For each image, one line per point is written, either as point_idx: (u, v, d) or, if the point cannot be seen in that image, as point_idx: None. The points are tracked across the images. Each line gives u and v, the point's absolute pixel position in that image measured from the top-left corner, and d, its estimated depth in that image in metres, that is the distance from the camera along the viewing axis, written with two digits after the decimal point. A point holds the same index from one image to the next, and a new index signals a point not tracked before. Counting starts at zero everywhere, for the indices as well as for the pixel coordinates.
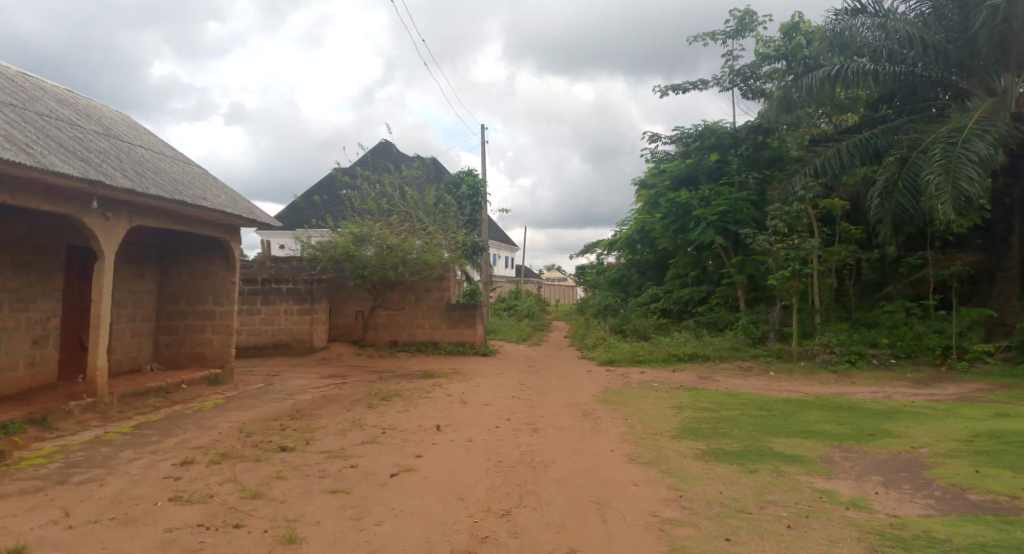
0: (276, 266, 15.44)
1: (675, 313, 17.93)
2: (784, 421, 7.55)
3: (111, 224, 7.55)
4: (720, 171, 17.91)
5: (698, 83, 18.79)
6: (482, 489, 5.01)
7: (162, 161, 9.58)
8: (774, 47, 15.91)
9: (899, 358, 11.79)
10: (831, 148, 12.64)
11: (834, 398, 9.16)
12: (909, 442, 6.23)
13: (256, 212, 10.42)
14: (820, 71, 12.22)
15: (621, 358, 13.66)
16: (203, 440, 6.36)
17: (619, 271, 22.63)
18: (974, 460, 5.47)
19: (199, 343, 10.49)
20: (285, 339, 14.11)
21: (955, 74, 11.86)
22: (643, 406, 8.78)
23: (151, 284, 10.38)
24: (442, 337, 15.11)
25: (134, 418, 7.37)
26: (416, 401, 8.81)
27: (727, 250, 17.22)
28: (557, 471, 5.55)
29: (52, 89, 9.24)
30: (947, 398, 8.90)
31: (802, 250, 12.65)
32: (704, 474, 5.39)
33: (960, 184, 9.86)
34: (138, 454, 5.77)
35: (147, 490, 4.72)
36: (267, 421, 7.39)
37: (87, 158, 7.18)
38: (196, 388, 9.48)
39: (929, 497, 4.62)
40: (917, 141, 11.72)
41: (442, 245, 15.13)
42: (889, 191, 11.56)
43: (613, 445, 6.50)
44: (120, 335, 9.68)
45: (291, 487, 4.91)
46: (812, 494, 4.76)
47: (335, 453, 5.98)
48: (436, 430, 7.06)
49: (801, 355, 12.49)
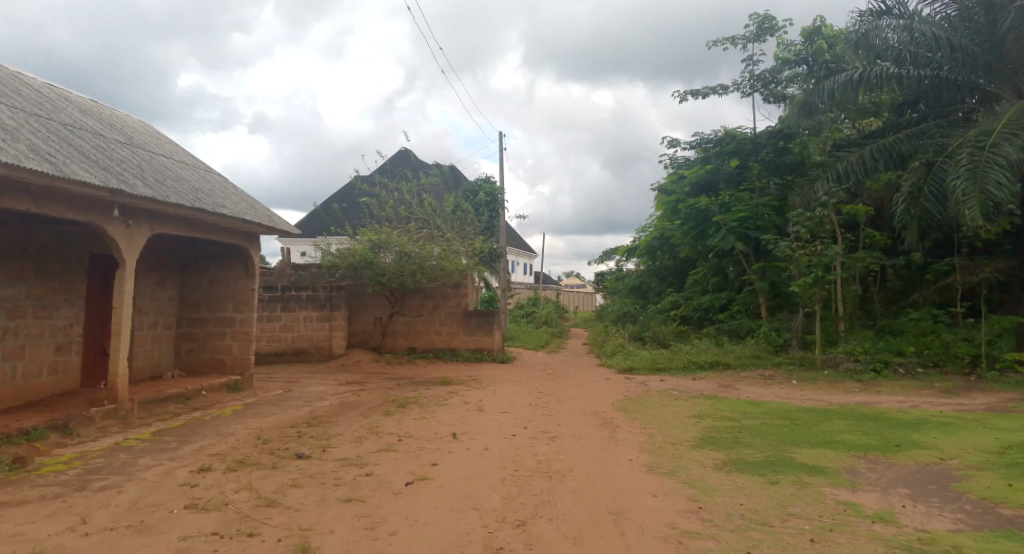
0: (296, 273, 15.55)
1: (695, 320, 17.71)
2: (808, 430, 7.38)
3: (132, 232, 7.66)
4: (740, 176, 17.70)
5: (718, 88, 18.63)
6: (497, 499, 4.95)
7: (183, 170, 9.71)
8: (795, 51, 15.70)
9: (926, 367, 11.51)
10: (855, 153, 12.43)
11: (859, 407, 8.94)
12: (937, 454, 6.05)
13: (275, 219, 10.52)
14: (843, 75, 12.03)
15: (640, 366, 13.50)
16: (220, 447, 6.38)
17: (638, 278, 22.45)
18: (1005, 472, 5.29)
19: (219, 349, 10.58)
20: (304, 346, 14.19)
21: (982, 77, 11.61)
22: (662, 414, 8.68)
23: (171, 290, 10.50)
24: (459, 344, 15.10)
25: (153, 424, 7.44)
26: (433, 409, 8.78)
27: (748, 257, 16.98)
28: (574, 481, 5.46)
29: (76, 100, 9.41)
30: (976, 408, 8.66)
31: (825, 257, 12.43)
32: (724, 485, 5.28)
33: (987, 189, 9.63)
34: (156, 461, 5.81)
35: (163, 498, 4.73)
36: (284, 429, 7.40)
37: (109, 167, 7.29)
38: (215, 394, 9.55)
39: (959, 512, 4.46)
40: (943, 145, 11.48)
41: (460, 252, 15.13)
42: (915, 197, 11.33)
43: (631, 454, 6.41)
44: (142, 341, 9.79)
45: (306, 495, 4.90)
46: (836, 507, 4.63)
47: (350, 461, 5.97)
48: (452, 438, 7.02)
49: (824, 363, 12.26)
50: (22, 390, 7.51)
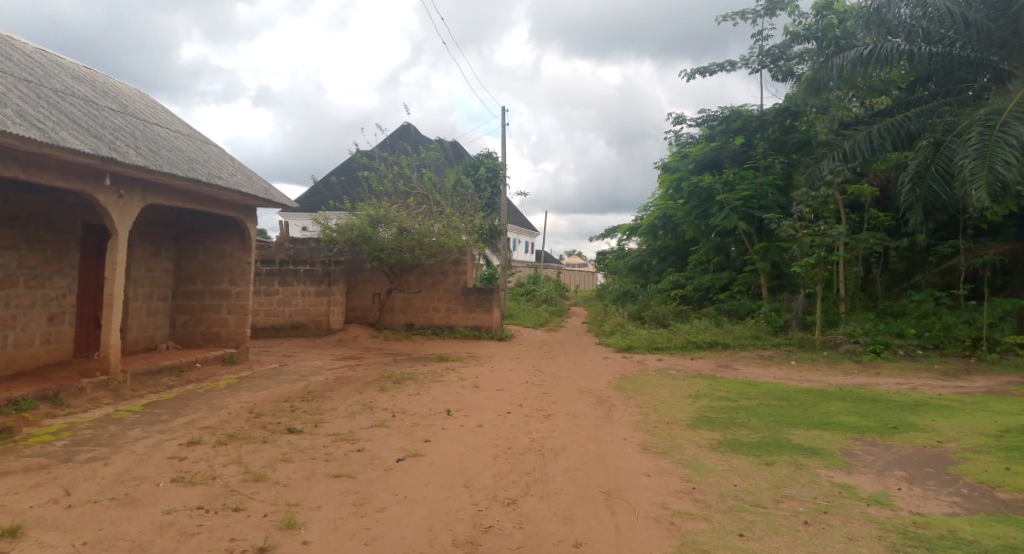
0: (294, 247, 15.46)
1: (695, 300, 17.62)
2: (805, 411, 7.32)
3: (124, 202, 7.53)
4: (744, 155, 17.45)
5: (725, 64, 18.29)
6: (489, 477, 4.90)
7: (178, 139, 9.54)
8: (805, 25, 15.34)
9: (926, 349, 11.45)
10: (862, 132, 12.23)
11: (857, 388, 8.91)
12: (935, 437, 5.97)
13: (272, 192, 10.38)
14: (852, 52, 11.77)
15: (638, 345, 13.45)
16: (211, 421, 6.32)
17: (640, 256, 22.35)
18: (1004, 456, 5.21)
19: (214, 322, 10.52)
20: (302, 321, 14.14)
21: (995, 55, 11.33)
22: (659, 393, 8.63)
23: (167, 262, 10.40)
24: (458, 321, 15.03)
25: (146, 396, 7.39)
26: (428, 385, 8.72)
27: (750, 236, 16.83)
28: (567, 459, 5.42)
29: (70, 66, 9.23)
30: (975, 390, 8.60)
31: (828, 237, 12.26)
32: (718, 465, 5.22)
33: (996, 169, 9.46)
34: (146, 433, 5.76)
35: (150, 470, 4.69)
36: (277, 403, 7.35)
37: (101, 135, 7.13)
38: (210, 366, 9.51)
39: (955, 495, 4.38)
40: (952, 124, 11.27)
41: (460, 228, 14.98)
42: (921, 176, 11.14)
43: (626, 433, 6.36)
44: (136, 313, 9.73)
45: (295, 470, 4.85)
46: (832, 489, 4.56)
47: (342, 436, 5.91)
48: (446, 415, 6.97)
49: (824, 345, 12.17)
50: (13, 360, 7.47)
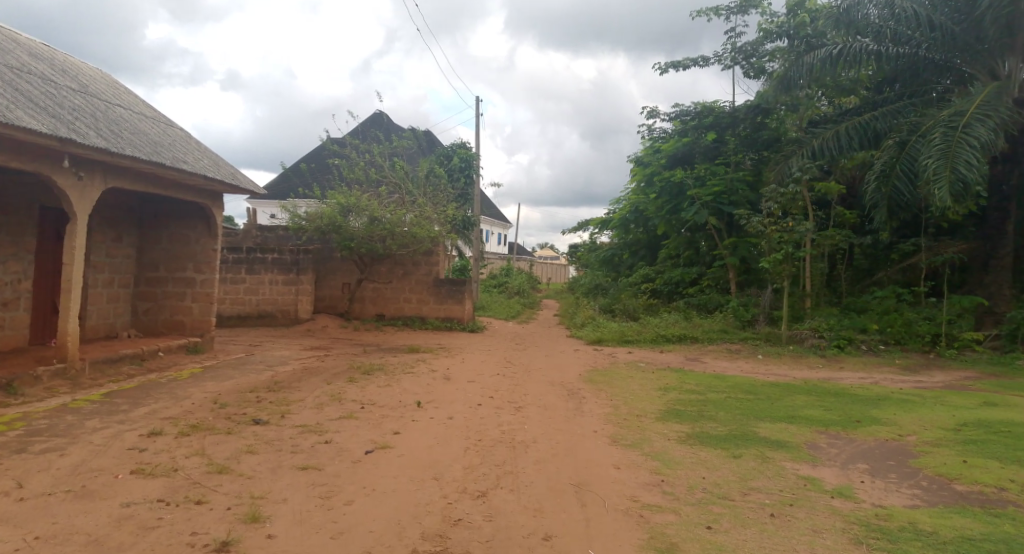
0: (262, 234, 15.16)
1: (665, 294, 17.76)
2: (771, 405, 7.44)
3: (84, 184, 7.25)
4: (716, 150, 17.64)
5: (698, 60, 18.43)
6: (459, 469, 4.86)
7: (142, 122, 9.24)
8: (777, 23, 15.54)
9: (888, 344, 11.74)
10: (830, 130, 12.45)
11: (821, 382, 9.10)
12: (896, 430, 6.12)
13: (240, 177, 10.12)
14: (822, 51, 11.96)
15: (609, 337, 13.53)
16: (173, 411, 6.16)
17: (611, 250, 22.47)
18: (961, 449, 5.36)
19: (178, 310, 10.25)
20: (269, 310, 13.88)
21: (958, 58, 11.62)
22: (629, 386, 8.68)
23: (129, 248, 10.09)
24: (429, 312, 14.92)
25: (105, 385, 7.17)
26: (398, 377, 8.64)
27: (720, 232, 17.05)
28: (537, 451, 5.41)
29: (26, 42, 8.86)
30: (935, 386, 8.84)
31: (795, 233, 12.47)
32: (686, 458, 5.27)
33: (958, 169, 9.71)
34: (105, 423, 5.58)
35: (108, 462, 4.55)
36: (243, 393, 7.20)
37: (59, 114, 6.85)
38: (173, 355, 9.27)
39: (915, 487, 4.50)
40: (917, 124, 11.53)
41: (432, 219, 14.86)
42: (886, 175, 11.37)
43: (596, 426, 6.38)
44: (96, 300, 9.42)
45: (260, 462, 4.75)
46: (797, 482, 4.64)
47: (309, 428, 5.81)
48: (415, 406, 6.90)
49: (790, 339, 12.39)
50: None
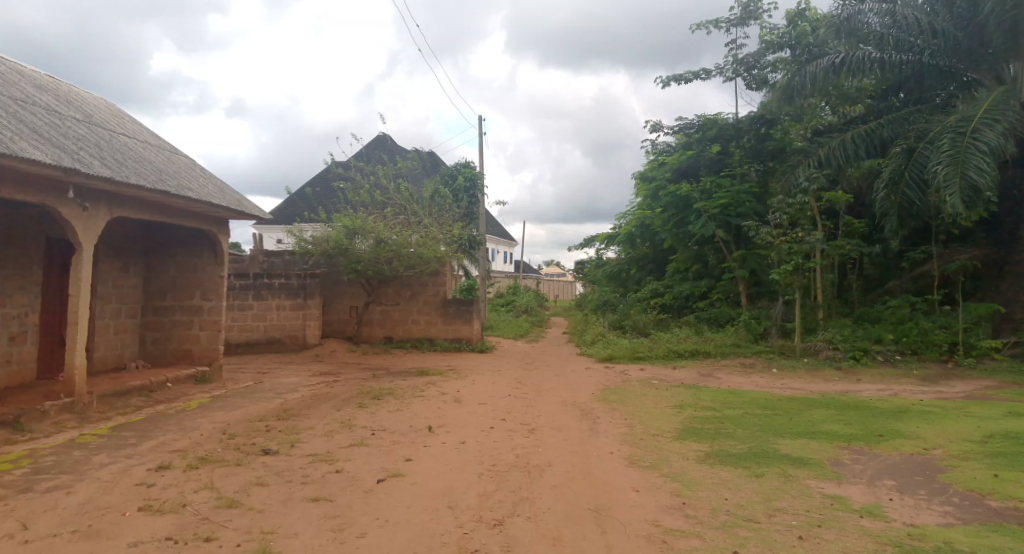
0: (269, 260, 15.17)
1: (675, 309, 17.60)
2: (790, 420, 7.27)
3: (89, 215, 7.24)
4: (721, 163, 17.60)
5: (700, 72, 18.46)
6: (473, 497, 4.73)
7: (146, 151, 9.26)
8: (778, 34, 15.57)
9: (904, 355, 11.53)
10: (836, 139, 12.39)
11: (840, 396, 8.90)
12: (921, 444, 5.95)
13: (245, 204, 10.12)
14: (825, 60, 11.94)
15: (620, 355, 13.37)
16: (182, 443, 6.07)
17: (618, 265, 22.38)
18: (991, 463, 5.19)
19: (185, 339, 10.19)
20: (277, 336, 13.82)
21: (963, 63, 11.57)
22: (643, 404, 8.53)
23: (136, 278, 10.08)
24: (437, 334, 14.82)
25: (113, 418, 7.09)
26: (408, 401, 8.52)
27: (728, 244, 16.93)
28: (553, 475, 5.28)
29: (32, 75, 8.94)
30: (956, 396, 8.64)
31: (806, 244, 12.34)
32: (707, 479, 5.12)
33: (968, 174, 9.60)
34: (112, 458, 5.49)
35: (115, 498, 4.45)
36: (252, 422, 7.10)
37: (63, 145, 6.86)
38: (182, 386, 9.19)
39: (947, 504, 4.33)
40: (923, 131, 11.44)
41: (439, 239, 14.83)
42: (895, 182, 11.26)
43: (612, 447, 6.24)
44: (103, 331, 9.38)
45: (270, 495, 4.63)
46: (823, 501, 4.49)
47: (319, 457, 5.69)
48: (427, 432, 6.78)
49: (804, 352, 12.20)
50: None
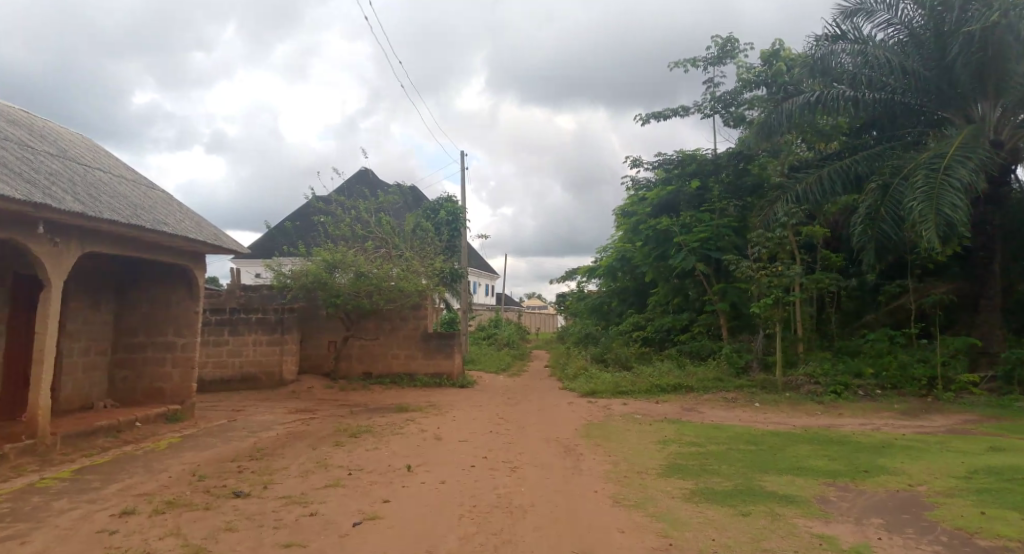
0: (246, 295, 14.92)
1: (656, 342, 17.60)
2: (774, 456, 7.20)
3: (59, 250, 7.06)
4: (700, 198, 17.84)
5: (678, 109, 18.84)
6: (453, 540, 4.56)
7: (121, 185, 9.11)
8: (755, 73, 15.97)
9: (885, 389, 11.57)
10: (812, 175, 12.62)
11: (823, 430, 8.86)
12: (907, 480, 5.90)
13: (222, 238, 9.96)
14: (800, 98, 12.22)
15: (602, 389, 13.25)
16: (148, 486, 5.81)
17: (599, 298, 22.42)
18: (977, 499, 5.15)
19: (157, 377, 9.90)
20: (253, 372, 13.51)
21: (933, 103, 11.91)
22: (627, 440, 8.41)
23: (107, 314, 9.81)
24: (417, 368, 14.60)
25: (77, 461, 6.80)
26: (387, 438, 8.31)
27: (708, 277, 17.04)
28: (536, 516, 5.13)
29: (5, 110, 8.80)
30: (938, 430, 8.64)
31: (785, 277, 12.44)
32: (693, 518, 5.00)
33: (943, 211, 9.80)
34: (73, 504, 5.23)
35: (74, 548, 4.21)
36: (223, 463, 6.85)
37: (34, 179, 6.71)
38: (152, 425, 8.88)
39: (936, 544, 4.27)
40: (897, 168, 11.70)
41: (419, 272, 14.77)
42: (872, 218, 11.45)
43: (596, 485, 6.11)
44: (71, 369, 9.08)
45: (240, 541, 4.42)
46: (812, 541, 4.40)
47: (293, 499, 5.48)
48: (406, 471, 6.59)
49: (785, 386, 12.20)
50: None
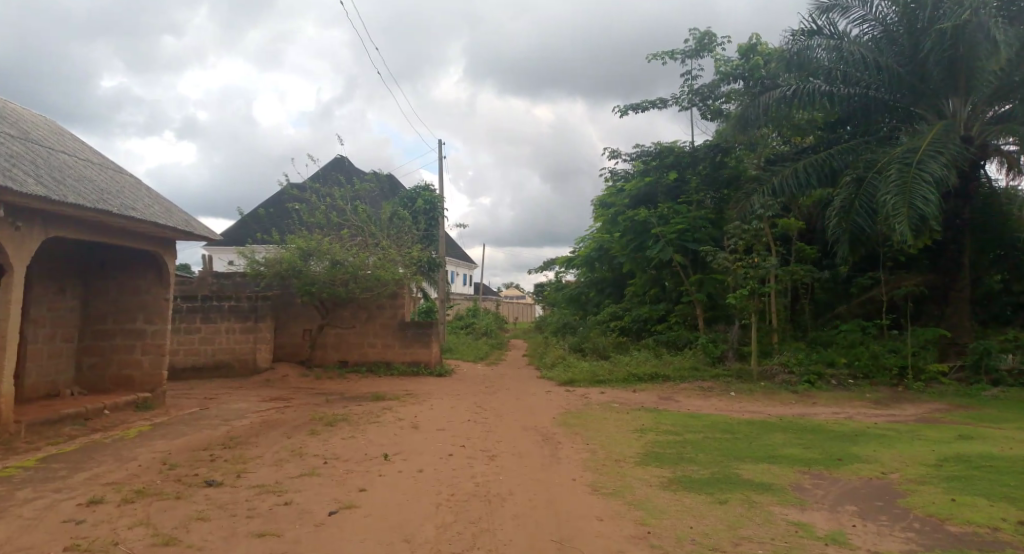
0: (218, 282, 14.63)
1: (633, 332, 17.69)
2: (749, 445, 7.27)
3: (22, 235, 6.81)
4: (678, 190, 17.91)
5: (657, 101, 18.87)
6: (431, 529, 4.51)
7: (87, 168, 8.83)
8: (733, 66, 16.03)
9: (856, 378, 11.78)
10: (789, 168, 12.73)
11: (796, 419, 8.98)
12: (879, 468, 5.99)
13: (193, 224, 9.73)
14: (777, 92, 12.30)
15: (580, 378, 13.28)
16: (117, 475, 5.66)
17: (577, 288, 22.47)
18: (947, 486, 5.25)
19: (126, 364, 9.66)
20: (226, 360, 13.28)
21: (907, 98, 12.07)
22: (604, 429, 8.43)
23: (73, 300, 9.53)
24: (394, 357, 14.49)
25: (42, 449, 6.60)
26: (363, 427, 8.22)
27: (685, 269, 17.15)
28: (515, 505, 5.10)
29: None
30: (908, 419, 8.81)
31: (761, 269, 12.55)
32: (671, 506, 5.02)
33: (915, 204, 9.95)
34: (37, 493, 5.06)
35: (38, 538, 4.07)
36: (194, 452, 6.70)
37: None
38: (121, 414, 8.67)
39: (909, 530, 4.33)
40: (872, 162, 11.85)
41: (397, 261, 14.59)
42: (846, 210, 11.59)
43: (574, 473, 6.10)
44: (36, 356, 8.80)
45: (212, 531, 4.32)
46: (788, 528, 4.43)
47: (267, 488, 5.38)
48: (382, 459, 6.52)
49: (760, 375, 12.35)
50: None
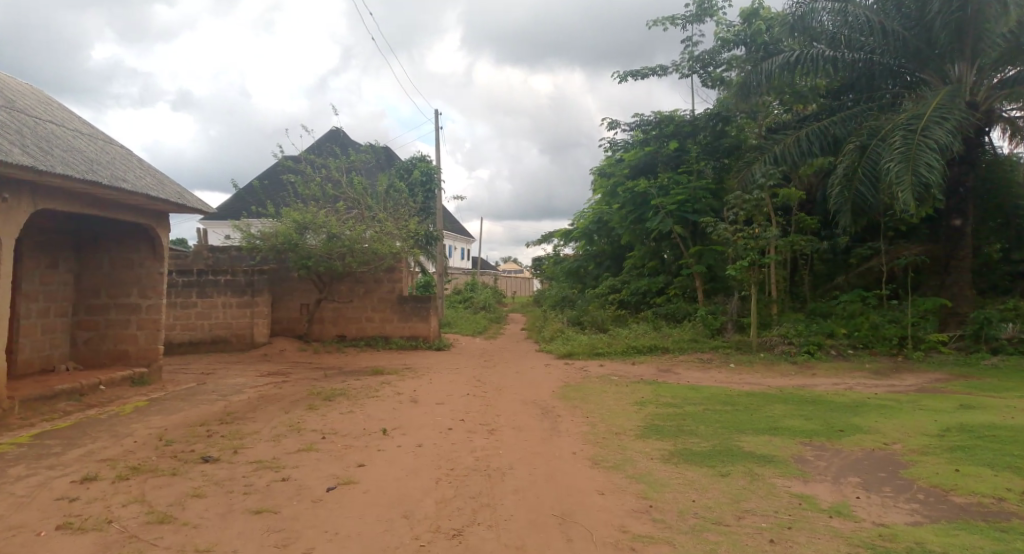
0: (213, 256, 14.47)
1: (632, 305, 17.61)
2: (750, 416, 7.22)
3: (9, 206, 6.64)
4: (678, 160, 17.67)
5: (657, 69, 18.50)
6: (430, 504, 4.45)
7: (76, 139, 8.61)
8: (734, 32, 15.69)
9: (856, 348, 11.76)
10: (791, 136, 12.52)
11: (797, 390, 8.94)
12: (881, 438, 5.96)
13: (186, 196, 9.54)
14: (779, 58, 12.03)
15: (579, 350, 13.26)
16: (112, 452, 5.59)
17: (576, 261, 22.33)
18: (951, 457, 5.20)
19: (122, 339, 9.57)
20: (223, 334, 13.20)
21: (911, 64, 11.82)
22: (604, 401, 8.38)
23: (66, 274, 9.39)
24: (393, 331, 14.41)
25: (37, 425, 6.53)
26: (362, 402, 8.16)
27: (684, 240, 17.01)
28: (515, 479, 5.04)
29: None
30: (907, 389, 8.79)
31: (762, 239, 12.41)
32: (673, 479, 4.97)
33: (919, 172, 9.79)
34: (31, 470, 5.00)
35: (30, 516, 4.00)
36: (191, 427, 6.64)
37: None
38: (117, 389, 8.60)
39: (913, 501, 4.29)
40: (875, 129, 11.66)
41: (394, 234, 14.32)
42: (849, 179, 11.43)
43: (574, 447, 6.05)
44: (29, 331, 8.71)
45: (208, 507, 4.26)
46: (791, 501, 4.38)
47: (265, 464, 5.32)
48: (381, 434, 6.46)
49: (760, 346, 12.32)
50: None
